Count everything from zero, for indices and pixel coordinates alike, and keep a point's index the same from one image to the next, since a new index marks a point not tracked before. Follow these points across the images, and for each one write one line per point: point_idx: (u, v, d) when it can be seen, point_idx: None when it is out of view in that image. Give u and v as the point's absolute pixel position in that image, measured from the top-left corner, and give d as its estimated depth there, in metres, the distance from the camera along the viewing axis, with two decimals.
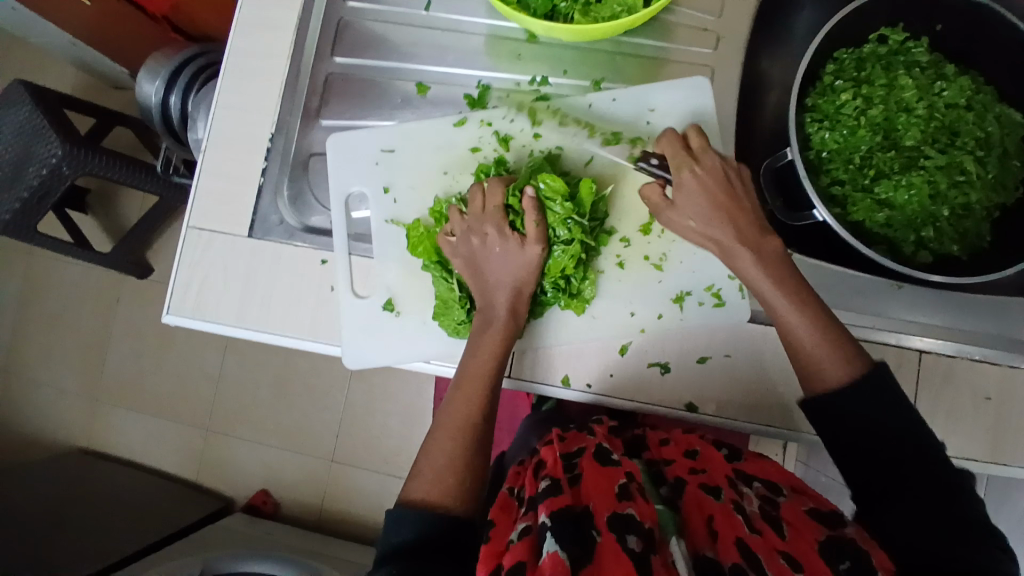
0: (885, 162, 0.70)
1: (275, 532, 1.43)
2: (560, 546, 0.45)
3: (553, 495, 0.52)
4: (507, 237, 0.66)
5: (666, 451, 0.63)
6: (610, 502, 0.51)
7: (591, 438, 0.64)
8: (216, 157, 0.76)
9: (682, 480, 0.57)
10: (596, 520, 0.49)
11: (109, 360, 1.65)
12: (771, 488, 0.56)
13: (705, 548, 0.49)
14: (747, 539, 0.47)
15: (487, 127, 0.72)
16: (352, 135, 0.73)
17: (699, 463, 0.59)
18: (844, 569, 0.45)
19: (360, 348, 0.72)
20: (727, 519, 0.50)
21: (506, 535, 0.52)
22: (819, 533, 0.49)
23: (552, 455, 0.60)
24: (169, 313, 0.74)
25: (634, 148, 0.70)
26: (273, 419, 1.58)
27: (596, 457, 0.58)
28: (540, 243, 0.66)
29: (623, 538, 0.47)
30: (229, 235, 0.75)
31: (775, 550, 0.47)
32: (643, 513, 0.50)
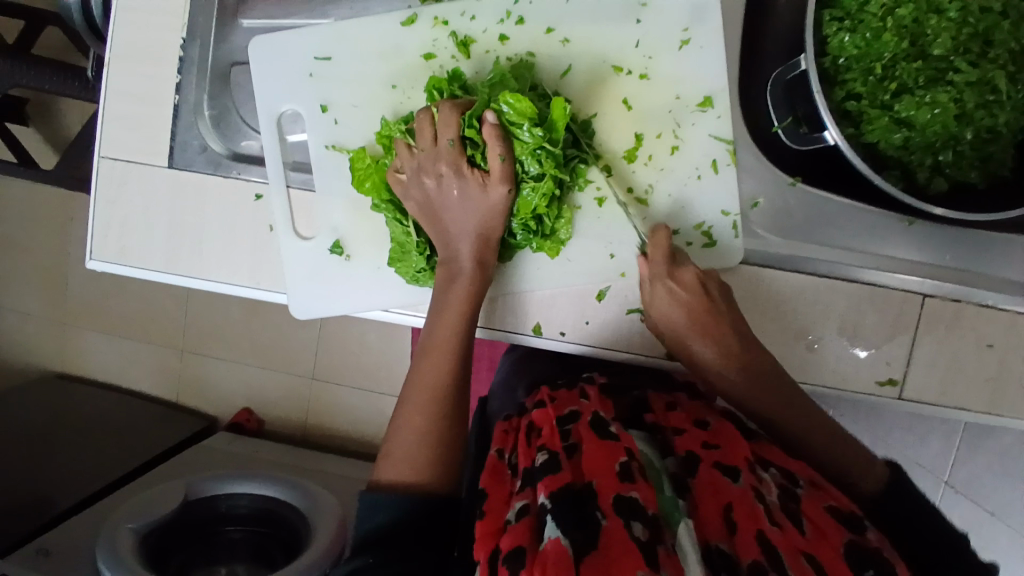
0: (908, 74, 0.60)
1: (260, 449, 1.40)
2: (562, 531, 0.42)
3: (552, 472, 0.47)
4: (465, 177, 0.56)
5: (673, 419, 0.59)
6: (614, 483, 0.45)
7: (585, 401, 0.58)
8: (121, 73, 0.64)
9: (694, 458, 0.51)
10: (600, 500, 0.44)
11: (70, 283, 1.56)
12: (788, 478, 0.51)
13: (719, 540, 0.44)
14: (769, 535, 0.43)
15: (443, 29, 0.59)
16: (283, 40, 0.61)
17: (713, 439, 0.54)
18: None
19: (308, 296, 0.65)
20: (746, 510, 0.44)
21: (503, 512, 0.48)
22: (844, 535, 0.45)
23: (547, 423, 0.55)
24: (92, 257, 0.66)
25: (620, 59, 0.59)
26: (250, 338, 1.50)
27: (593, 427, 0.53)
28: (506, 182, 0.56)
29: (629, 525, 0.42)
30: (148, 167, 0.65)
31: (798, 550, 0.42)
32: (647, 497, 0.45)
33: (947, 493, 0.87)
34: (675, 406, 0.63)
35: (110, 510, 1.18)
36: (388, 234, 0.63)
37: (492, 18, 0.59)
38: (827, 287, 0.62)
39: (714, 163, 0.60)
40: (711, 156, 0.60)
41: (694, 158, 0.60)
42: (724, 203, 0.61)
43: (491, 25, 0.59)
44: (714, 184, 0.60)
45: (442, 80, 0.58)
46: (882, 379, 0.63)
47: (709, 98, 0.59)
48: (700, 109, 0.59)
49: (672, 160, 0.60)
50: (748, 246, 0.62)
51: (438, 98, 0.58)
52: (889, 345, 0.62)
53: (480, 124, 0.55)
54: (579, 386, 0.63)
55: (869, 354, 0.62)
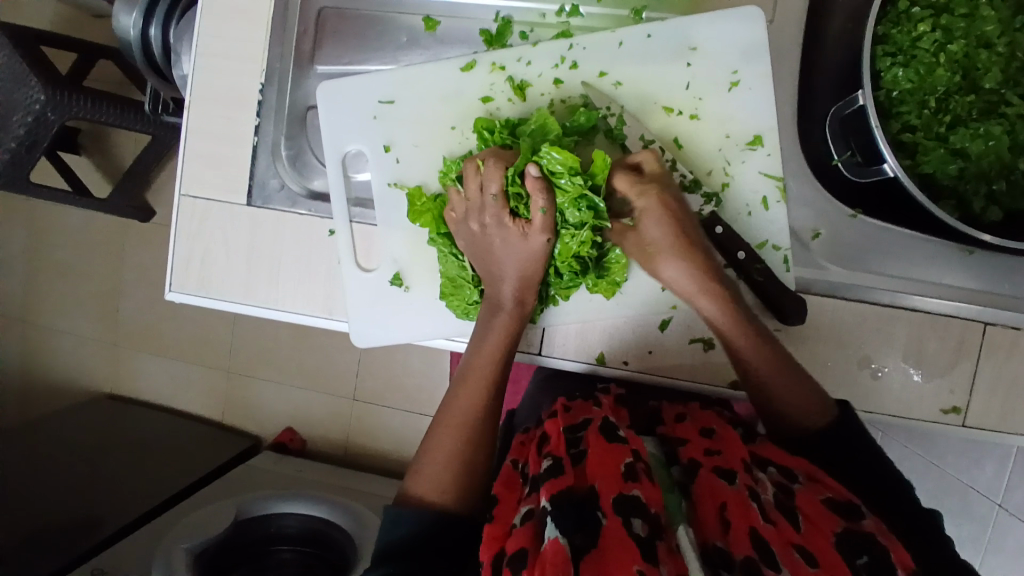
0: (962, 107, 0.62)
1: (305, 469, 1.42)
2: (561, 532, 0.43)
3: (553, 477, 0.48)
4: (506, 227, 0.58)
5: (681, 429, 0.59)
6: (616, 483, 0.47)
7: (598, 409, 0.60)
8: (204, 116, 0.68)
9: (696, 463, 0.53)
10: (601, 501, 0.46)
11: (122, 306, 1.61)
12: (786, 475, 0.52)
13: (715, 539, 0.46)
14: (761, 530, 0.44)
15: (500, 74, 0.62)
16: (347, 87, 0.64)
17: (715, 445, 0.55)
18: (861, 565, 0.43)
19: (368, 325, 0.67)
20: (741, 508, 0.46)
21: (510, 515, 0.50)
22: (835, 525, 0.46)
23: (556, 430, 0.56)
24: (172, 289, 0.70)
25: (672, 102, 0.61)
26: (296, 360, 1.54)
27: (601, 431, 0.54)
28: (547, 232, 0.57)
29: (628, 523, 0.44)
30: (228, 204, 0.68)
31: (790, 544, 0.44)
32: (649, 496, 0.47)
33: (1002, 516, 0.85)
34: (685, 416, 0.62)
35: (171, 525, 1.21)
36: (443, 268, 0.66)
37: (548, 62, 0.62)
38: (889, 316, 0.62)
39: (764, 200, 0.61)
40: (761, 193, 0.61)
41: (744, 194, 0.61)
42: (777, 237, 0.61)
43: (546, 69, 0.62)
44: (764, 219, 0.61)
45: (491, 123, 0.60)
46: (945, 408, 0.63)
47: (758, 136, 0.60)
48: (750, 147, 0.61)
49: (725, 196, 0.61)
50: (808, 275, 0.64)
51: (487, 139, 0.60)
52: (952, 374, 0.63)
53: (522, 180, 0.57)
54: (593, 396, 0.64)
55: (932, 381, 0.63)
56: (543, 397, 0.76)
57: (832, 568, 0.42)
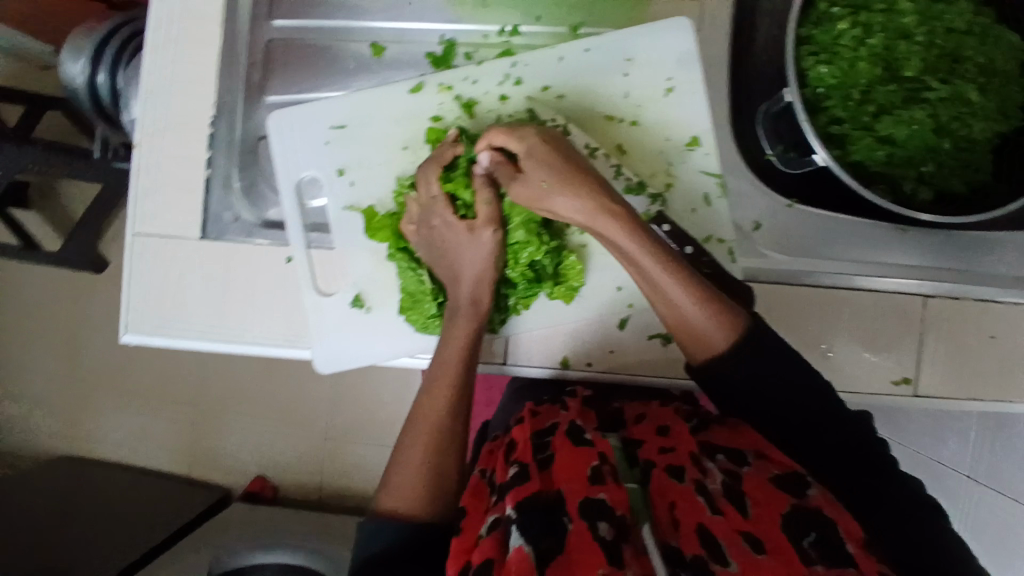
0: (886, 96, 0.65)
1: (279, 515, 1.36)
2: (525, 539, 0.43)
3: (519, 484, 0.48)
4: (452, 225, 0.59)
5: (639, 431, 0.60)
6: (582, 487, 0.47)
7: (564, 413, 0.60)
8: (151, 153, 0.68)
9: (651, 462, 0.54)
10: (567, 506, 0.46)
11: (78, 361, 1.55)
12: (735, 461, 0.55)
13: (670, 537, 0.46)
14: (710, 523, 0.46)
15: (448, 93, 0.64)
16: (300, 115, 0.66)
17: (669, 442, 0.57)
18: (810, 542, 0.46)
19: (332, 349, 0.67)
20: (689, 504, 0.48)
21: (478, 527, 0.49)
22: (784, 505, 0.49)
23: (523, 436, 0.56)
24: (127, 331, 0.68)
25: (614, 112, 0.64)
26: (263, 403, 1.48)
27: (568, 435, 0.54)
28: (492, 224, 0.59)
29: (593, 527, 0.44)
30: (180, 239, 0.68)
31: (738, 532, 0.46)
32: (615, 499, 0.47)
33: None
34: (644, 415, 0.64)
35: None
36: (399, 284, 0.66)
37: (493, 80, 0.64)
38: (836, 297, 0.66)
39: (706, 197, 0.64)
40: (702, 191, 0.64)
41: (687, 192, 0.64)
42: (723, 230, 0.64)
43: (492, 87, 0.64)
44: (707, 215, 0.64)
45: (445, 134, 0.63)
46: (897, 379, 0.66)
47: (696, 137, 0.63)
48: (689, 148, 0.63)
49: (670, 195, 0.64)
50: (755, 263, 0.66)
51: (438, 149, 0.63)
52: (901, 348, 0.66)
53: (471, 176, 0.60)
54: (560, 400, 0.64)
55: (883, 354, 0.66)
56: (516, 406, 0.77)
57: (778, 553, 0.44)
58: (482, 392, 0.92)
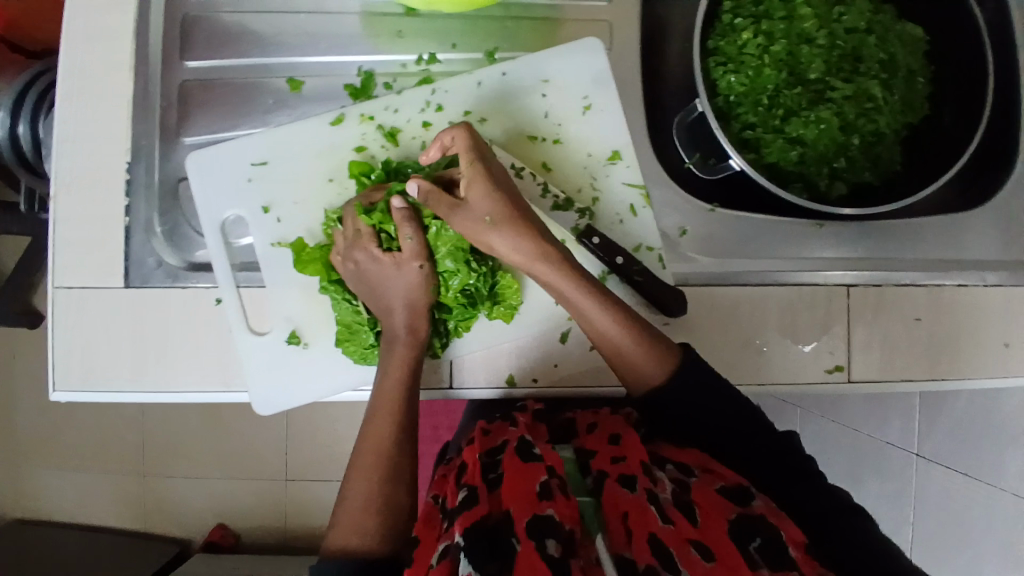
0: (792, 99, 0.68)
1: (241, 564, 1.31)
2: (474, 568, 0.42)
3: (467, 509, 0.48)
4: (379, 260, 0.60)
5: (591, 441, 0.59)
6: (530, 504, 0.47)
7: (514, 430, 0.59)
8: (67, 207, 0.65)
9: (603, 472, 0.53)
10: (515, 526, 0.45)
11: (16, 423, 1.47)
12: (684, 470, 0.55)
13: (622, 549, 0.45)
14: (660, 533, 0.45)
15: (370, 124, 0.64)
16: (221, 155, 0.65)
17: (620, 452, 0.56)
18: (756, 547, 0.46)
19: (270, 389, 0.65)
20: (641, 513, 0.47)
21: (428, 556, 0.48)
22: (729, 512, 0.49)
23: (473, 458, 0.56)
24: (56, 389, 0.65)
25: (535, 132, 0.65)
26: (218, 449, 1.43)
27: (517, 453, 0.54)
28: (417, 258, 0.59)
29: (541, 545, 0.43)
30: (103, 288, 0.65)
31: (688, 542, 0.45)
32: (562, 513, 0.46)
33: None
34: (594, 424, 0.64)
35: None
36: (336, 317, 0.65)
37: (414, 108, 0.64)
38: (762, 296, 0.67)
39: (632, 207, 0.65)
40: (627, 202, 0.65)
41: (613, 205, 0.65)
42: (652, 238, 0.65)
43: (413, 115, 0.64)
44: (634, 226, 0.65)
45: (371, 167, 0.63)
46: (830, 368, 0.68)
47: (616, 152, 0.65)
48: (610, 162, 0.65)
49: (598, 208, 0.65)
50: (684, 268, 0.68)
51: (366, 182, 0.63)
52: (830, 338, 0.68)
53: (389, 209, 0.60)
54: (511, 417, 0.64)
55: (814, 345, 0.68)
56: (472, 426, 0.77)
57: (726, 560, 0.44)
58: (445, 417, 0.90)
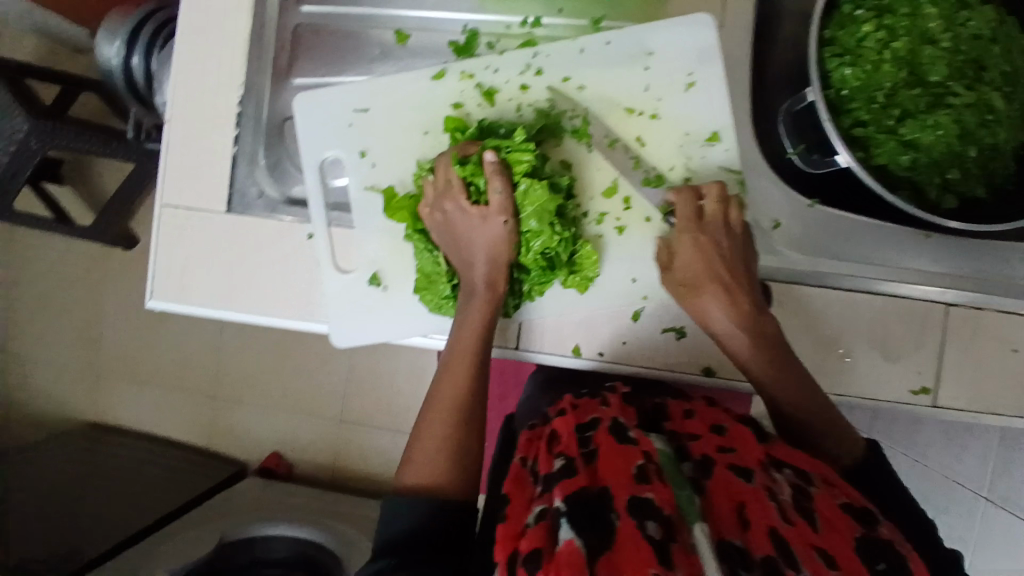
0: (910, 100, 0.64)
1: (292, 492, 1.39)
2: (576, 533, 0.43)
3: (567, 477, 0.48)
4: (466, 211, 0.60)
5: (690, 425, 0.59)
6: (628, 484, 0.46)
7: (605, 409, 0.59)
8: (179, 132, 0.70)
9: (710, 459, 0.52)
10: (615, 502, 0.45)
11: (106, 335, 1.59)
12: (802, 477, 0.51)
13: (733, 536, 0.45)
14: (781, 530, 0.44)
15: (469, 80, 0.65)
16: (324, 97, 0.67)
17: (727, 442, 0.55)
18: (880, 570, 0.43)
19: (349, 325, 0.68)
20: (760, 506, 0.46)
21: (522, 515, 0.49)
22: (854, 529, 0.46)
23: (566, 430, 0.55)
24: (153, 297, 0.70)
25: (632, 108, 0.63)
26: (282, 384, 1.51)
27: (612, 432, 0.54)
28: (504, 213, 0.60)
29: (643, 525, 0.43)
30: (205, 212, 0.70)
31: (810, 545, 0.44)
32: (663, 498, 0.45)
33: (988, 508, 0.86)
34: (692, 412, 0.63)
35: (150, 554, 1.17)
36: (416, 265, 0.67)
37: (514, 70, 0.64)
38: (852, 301, 0.65)
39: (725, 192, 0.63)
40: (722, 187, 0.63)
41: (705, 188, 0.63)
42: None
43: (512, 76, 0.64)
44: None
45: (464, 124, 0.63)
46: (915, 388, 0.65)
47: (716, 133, 0.63)
48: (709, 143, 0.63)
49: None
50: (770, 262, 0.66)
51: (458, 138, 0.63)
52: (920, 358, 0.65)
53: (481, 163, 0.60)
54: (601, 394, 0.63)
55: (900, 363, 0.65)
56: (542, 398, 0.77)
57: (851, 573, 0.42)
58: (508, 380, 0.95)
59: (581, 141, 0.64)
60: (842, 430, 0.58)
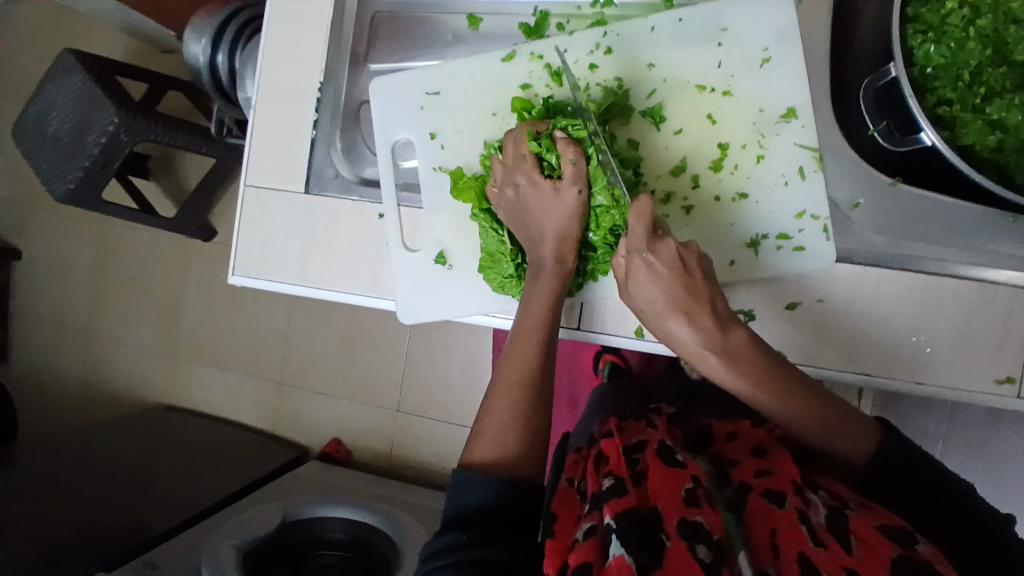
0: (995, 79, 0.62)
1: (350, 478, 1.43)
2: (626, 549, 0.44)
3: (618, 496, 0.48)
4: (538, 185, 0.61)
5: (733, 450, 0.58)
6: (679, 506, 0.47)
7: (652, 430, 0.59)
8: (265, 116, 0.74)
9: (746, 485, 0.52)
10: (664, 522, 0.46)
11: (183, 320, 1.69)
12: (837, 499, 0.50)
13: (766, 564, 0.45)
14: (812, 554, 0.43)
15: (538, 61, 0.66)
16: (398, 81, 0.69)
17: (766, 466, 0.54)
18: None
19: (414, 301, 0.70)
20: (793, 531, 0.45)
21: (571, 533, 0.50)
22: (893, 550, 0.44)
23: (614, 451, 0.55)
24: (234, 273, 0.75)
25: (703, 86, 0.63)
26: (344, 373, 1.56)
27: (659, 454, 0.53)
28: (577, 183, 0.60)
29: (692, 547, 0.44)
30: (286, 193, 0.74)
31: (842, 567, 0.43)
32: (712, 521, 0.46)
33: None
34: (736, 435, 0.61)
35: (218, 528, 1.22)
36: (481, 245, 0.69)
37: (583, 50, 0.65)
38: (936, 284, 0.62)
39: (801, 170, 0.62)
40: (797, 164, 0.62)
41: (779, 166, 0.62)
42: (813, 207, 0.62)
43: (582, 56, 0.65)
44: (802, 190, 0.62)
45: (532, 104, 0.65)
46: (1000, 378, 0.61)
47: (792, 109, 0.62)
48: (784, 120, 0.62)
49: (758, 168, 0.62)
50: (848, 245, 0.64)
51: (525, 116, 0.65)
52: (1005, 348, 0.61)
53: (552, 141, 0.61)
54: (647, 417, 0.63)
55: (982, 357, 0.62)
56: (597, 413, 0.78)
57: None
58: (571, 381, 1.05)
59: (647, 118, 0.64)
60: (859, 436, 0.54)
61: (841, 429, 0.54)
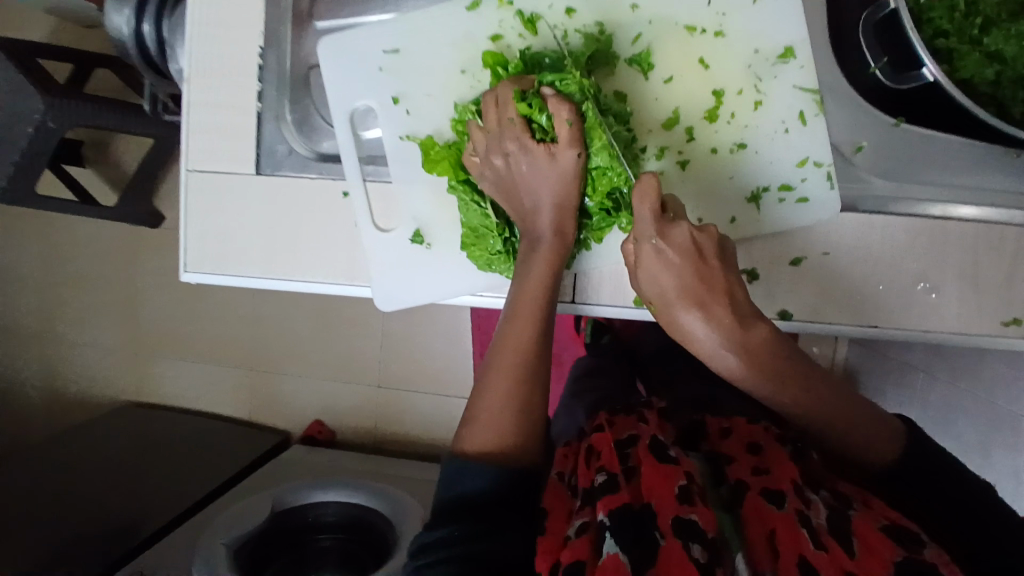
0: (992, 8, 0.58)
1: (338, 459, 1.39)
2: (620, 547, 0.42)
3: (610, 492, 0.46)
4: (532, 152, 0.55)
5: (726, 446, 0.56)
6: (674, 503, 0.44)
7: (644, 425, 0.56)
8: (202, 91, 0.65)
9: (742, 484, 0.50)
10: (659, 520, 0.44)
11: (142, 314, 1.59)
12: (839, 499, 0.49)
13: (765, 566, 0.43)
14: (811, 558, 0.42)
15: (508, 9, 0.59)
16: (351, 41, 0.62)
17: (763, 463, 0.52)
18: None
19: (393, 285, 0.64)
20: (790, 533, 0.44)
21: (563, 529, 0.48)
22: (894, 552, 0.42)
23: (607, 445, 0.53)
24: (186, 270, 0.67)
25: (693, 27, 0.57)
26: (320, 354, 1.50)
27: (651, 449, 0.51)
28: (575, 146, 0.54)
29: (688, 546, 0.41)
30: (236, 176, 0.66)
31: (842, 570, 0.41)
32: (708, 521, 0.44)
33: None
34: (729, 432, 0.60)
35: (205, 526, 1.17)
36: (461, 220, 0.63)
37: None
38: (942, 229, 0.59)
39: (802, 114, 0.57)
40: (798, 108, 0.57)
41: (778, 111, 0.57)
42: (818, 154, 0.58)
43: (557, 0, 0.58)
44: (804, 136, 0.58)
45: (506, 59, 0.58)
46: (1006, 320, 0.59)
47: (790, 48, 0.57)
48: (781, 60, 0.57)
49: (756, 116, 0.57)
50: (852, 192, 0.61)
51: (501, 73, 0.58)
52: (1010, 288, 0.59)
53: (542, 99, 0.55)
54: (637, 411, 0.61)
55: (989, 299, 0.59)
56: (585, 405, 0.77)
57: None
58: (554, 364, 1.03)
59: (632, 68, 0.58)
60: (878, 433, 0.52)
61: (861, 432, 0.52)
